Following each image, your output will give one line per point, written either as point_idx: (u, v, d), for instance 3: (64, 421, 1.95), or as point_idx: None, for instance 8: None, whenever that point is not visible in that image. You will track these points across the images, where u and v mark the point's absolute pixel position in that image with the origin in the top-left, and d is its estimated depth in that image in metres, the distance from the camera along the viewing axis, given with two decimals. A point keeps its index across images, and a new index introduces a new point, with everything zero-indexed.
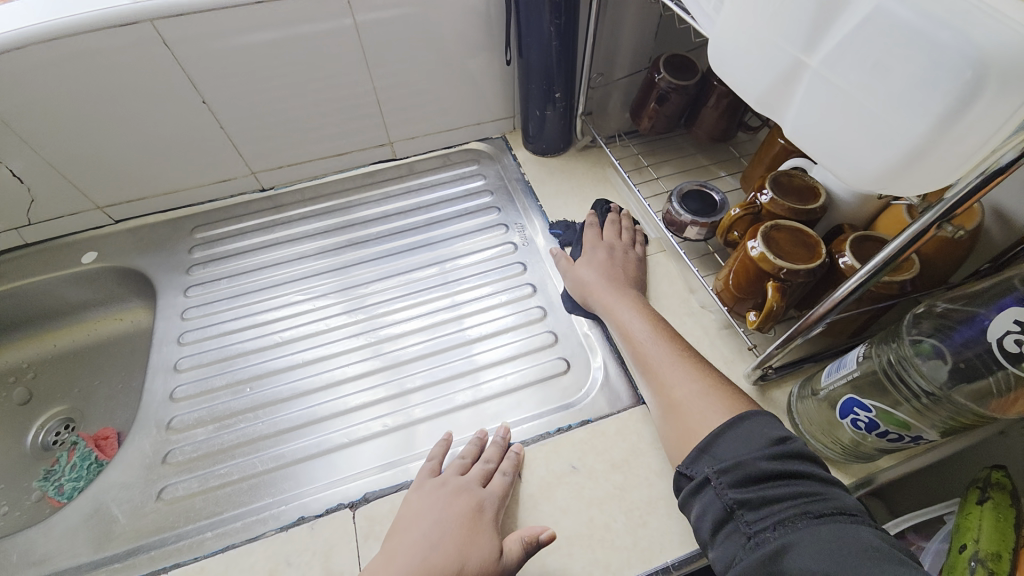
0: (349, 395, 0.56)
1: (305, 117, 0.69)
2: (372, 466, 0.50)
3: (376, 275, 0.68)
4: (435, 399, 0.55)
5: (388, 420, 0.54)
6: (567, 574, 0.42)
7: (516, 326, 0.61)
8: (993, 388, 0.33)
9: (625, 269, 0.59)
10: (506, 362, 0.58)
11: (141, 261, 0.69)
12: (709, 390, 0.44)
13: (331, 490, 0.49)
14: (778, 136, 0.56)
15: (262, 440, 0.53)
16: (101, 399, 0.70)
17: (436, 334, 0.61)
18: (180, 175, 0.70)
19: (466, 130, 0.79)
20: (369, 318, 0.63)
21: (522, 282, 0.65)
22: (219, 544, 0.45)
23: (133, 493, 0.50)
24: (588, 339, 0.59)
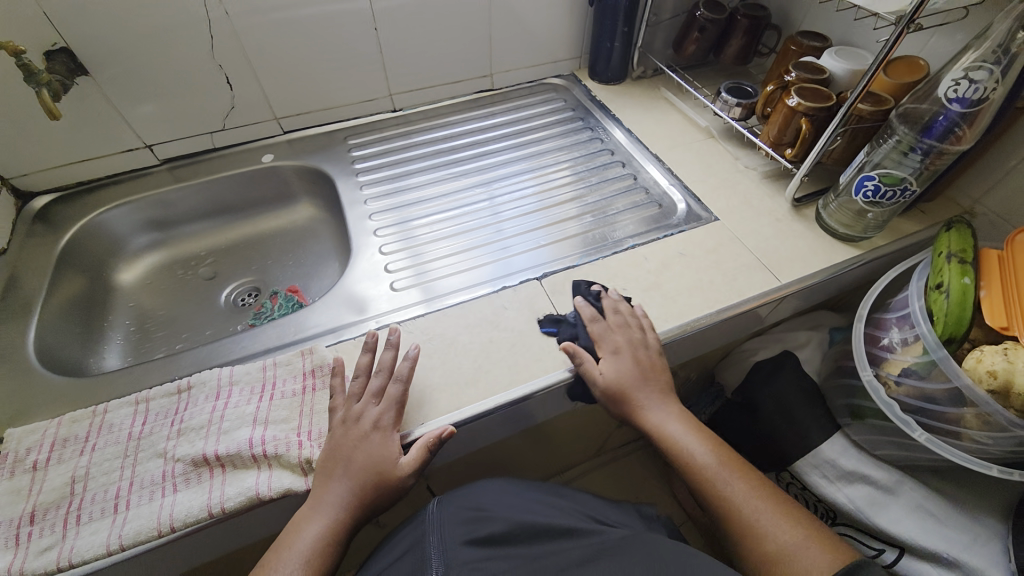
0: (500, 230, 0.77)
1: (439, 49, 0.90)
2: (535, 263, 0.70)
3: (433, 179, 0.86)
4: (470, 259, 0.72)
5: (424, 274, 0.70)
6: (691, 304, 0.65)
7: (537, 214, 0.79)
8: (947, 130, 0.59)
9: (652, 369, 0.59)
10: (524, 235, 0.76)
11: (311, 159, 0.88)
12: (809, 543, 0.49)
13: (511, 276, 0.69)
14: (791, 45, 0.83)
15: (447, 255, 0.73)
16: (278, 271, 0.88)
17: (469, 222, 0.78)
18: (338, 93, 0.89)
19: (547, 66, 1.02)
20: (414, 211, 0.81)
21: (545, 186, 0.84)
22: (450, 302, 0.65)
23: (370, 287, 0.69)
24: (599, 218, 0.78)
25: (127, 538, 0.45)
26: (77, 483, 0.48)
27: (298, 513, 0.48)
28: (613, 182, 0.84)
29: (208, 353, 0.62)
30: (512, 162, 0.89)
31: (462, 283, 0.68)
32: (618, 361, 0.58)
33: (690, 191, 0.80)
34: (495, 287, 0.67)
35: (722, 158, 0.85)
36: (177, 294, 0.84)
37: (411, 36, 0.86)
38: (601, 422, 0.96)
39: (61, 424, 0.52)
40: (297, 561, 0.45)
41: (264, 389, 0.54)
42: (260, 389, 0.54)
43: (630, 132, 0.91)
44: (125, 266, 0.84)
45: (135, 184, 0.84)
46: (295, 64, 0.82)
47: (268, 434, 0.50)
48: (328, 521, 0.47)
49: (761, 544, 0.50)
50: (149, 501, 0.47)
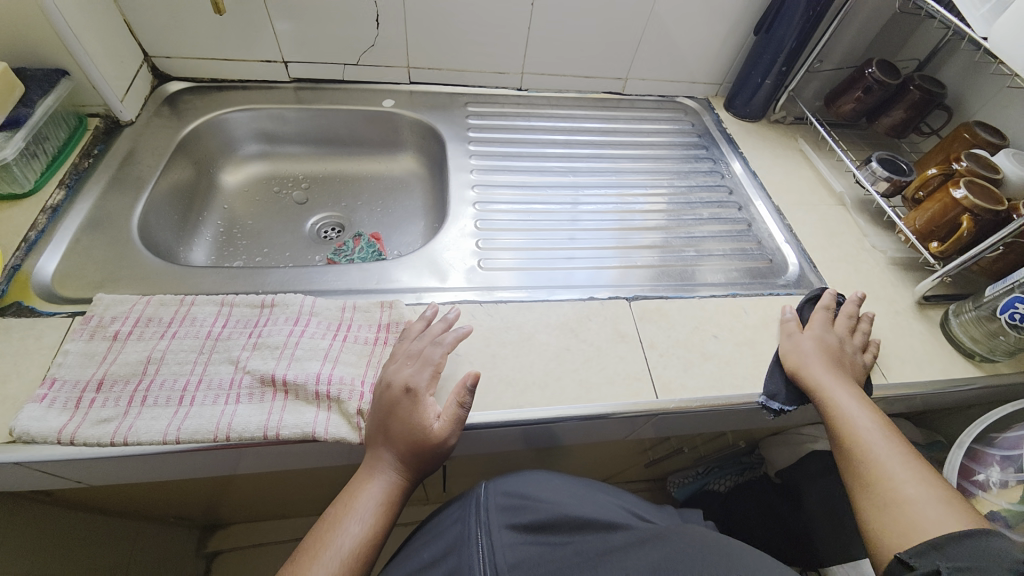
0: (588, 237, 0.74)
1: (583, 40, 0.87)
2: (621, 285, 0.67)
3: (513, 168, 0.83)
4: (526, 261, 0.69)
5: (484, 261, 0.68)
6: None
7: (613, 234, 0.76)
8: None
9: (847, 361, 0.57)
10: (593, 250, 0.72)
11: (429, 114, 0.87)
12: (946, 501, 0.43)
13: (596, 288, 0.66)
14: (964, 132, 0.75)
15: (537, 247, 0.71)
16: (364, 214, 0.88)
17: (543, 222, 0.75)
18: (474, 59, 0.88)
19: (682, 85, 0.97)
20: (489, 195, 0.78)
21: (635, 207, 0.80)
22: (530, 297, 0.64)
23: (457, 257, 0.68)
24: (681, 256, 0.73)
25: (184, 432, 0.45)
26: (150, 364, 0.49)
27: (357, 475, 0.48)
28: (723, 222, 0.79)
29: (291, 275, 0.62)
30: (609, 173, 0.86)
31: (520, 281, 0.65)
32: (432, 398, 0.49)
33: (806, 254, 0.74)
34: (550, 296, 0.64)
35: (850, 230, 0.78)
36: (269, 207, 0.86)
37: (562, 19, 0.83)
38: (630, 458, 0.92)
39: (148, 302, 0.54)
40: (358, 523, 0.44)
41: (340, 328, 0.54)
42: (336, 327, 0.54)
43: (755, 177, 0.85)
44: (230, 168, 0.87)
45: (261, 94, 0.85)
46: (444, 20, 0.81)
47: (335, 373, 0.50)
48: (366, 526, 0.44)
49: (876, 473, 0.47)
50: (212, 404, 0.47)
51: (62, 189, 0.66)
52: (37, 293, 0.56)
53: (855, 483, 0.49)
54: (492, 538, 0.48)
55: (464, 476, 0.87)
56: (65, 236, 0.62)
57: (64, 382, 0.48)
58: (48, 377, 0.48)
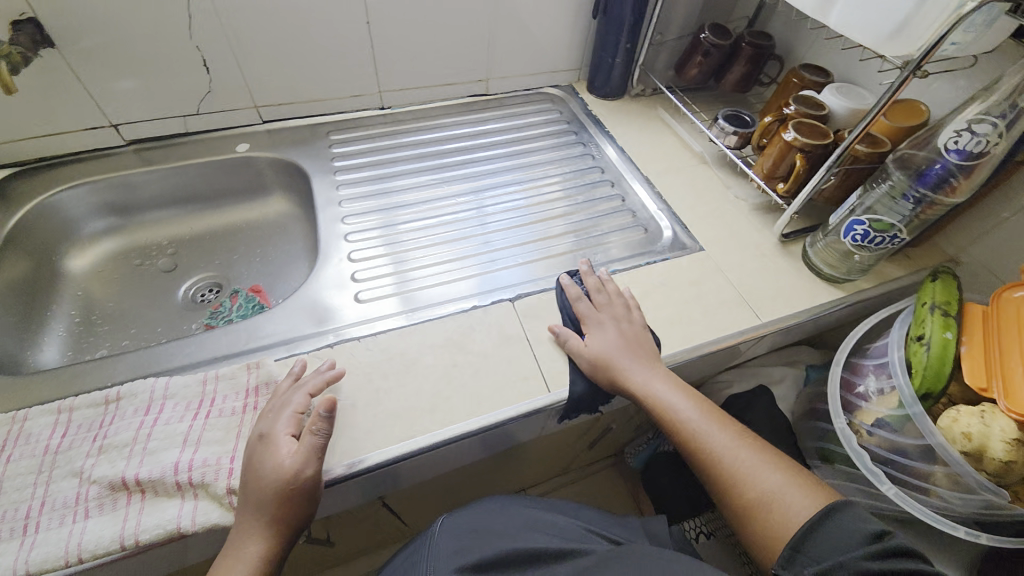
0: (491, 239, 0.73)
1: (433, 49, 0.86)
2: (528, 281, 0.67)
3: (405, 185, 0.81)
4: (443, 274, 0.67)
5: (405, 283, 0.66)
6: (669, 340, 0.62)
7: (527, 228, 0.76)
8: (946, 180, 0.56)
9: (649, 347, 0.59)
10: (510, 248, 0.72)
11: (289, 152, 0.83)
12: (790, 483, 0.49)
13: (502, 290, 0.65)
14: (793, 76, 0.80)
15: (438, 262, 0.69)
16: (243, 267, 0.83)
17: (449, 233, 0.74)
18: (326, 85, 0.84)
19: (544, 75, 0.98)
20: (392, 216, 0.76)
21: (531, 201, 0.80)
22: (440, 312, 0.62)
23: (332, 295, 0.64)
24: (586, 238, 0.75)
25: (27, 566, 0.40)
26: None
27: (219, 556, 0.43)
28: (600, 201, 0.81)
29: (149, 357, 0.57)
30: (500, 173, 0.85)
31: (443, 294, 0.64)
32: (601, 333, 0.58)
33: (679, 217, 0.77)
34: (476, 302, 0.63)
35: (714, 186, 0.82)
36: (134, 284, 0.79)
37: (405, 31, 0.82)
38: (569, 447, 0.93)
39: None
40: None
41: (203, 405, 0.50)
42: (198, 404, 0.50)
43: (624, 152, 0.87)
44: (78, 252, 0.79)
45: (95, 164, 0.77)
46: (280, 51, 0.77)
47: (197, 458, 0.46)
48: None
49: (739, 493, 0.50)
50: (59, 526, 0.42)
51: None
52: None
53: (719, 491, 0.51)
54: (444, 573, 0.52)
55: (409, 509, 0.85)
56: None
57: None
58: None
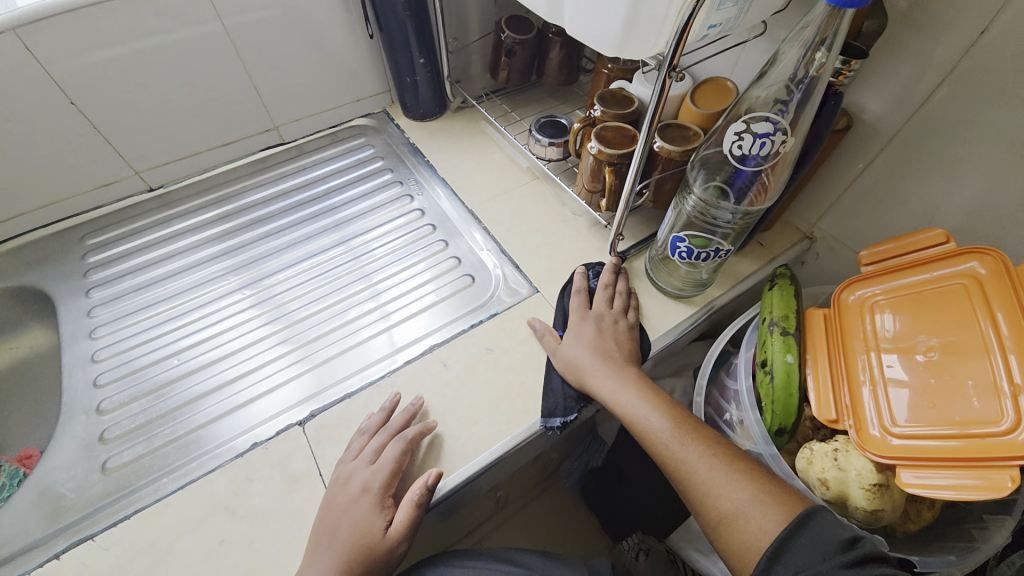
0: (385, 287, 0.66)
1: (187, 112, 0.71)
2: (429, 330, 0.61)
3: (226, 267, 0.69)
4: (287, 370, 0.58)
5: (248, 391, 0.57)
6: (495, 426, 0.53)
7: (384, 282, 0.66)
8: (750, 183, 0.48)
9: (618, 341, 0.54)
10: (362, 316, 0.63)
11: (31, 276, 0.67)
12: (759, 499, 0.40)
13: (406, 350, 0.59)
14: (603, 67, 0.70)
15: (329, 331, 0.62)
16: (13, 425, 0.68)
17: (332, 293, 0.66)
18: (55, 182, 0.67)
19: (347, 107, 0.85)
20: (216, 309, 0.65)
21: (420, 232, 0.72)
22: (355, 386, 0.56)
23: (76, 470, 0.51)
24: (453, 279, 0.66)
25: None
26: None
27: None
28: (418, 254, 0.69)
29: None
30: (375, 211, 0.75)
31: (295, 393, 0.56)
32: (579, 330, 0.55)
33: (508, 255, 0.67)
34: (323, 402, 0.55)
35: (546, 206, 0.72)
36: None
37: (134, 99, 0.66)
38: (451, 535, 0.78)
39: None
40: None
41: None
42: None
43: (445, 185, 0.76)
44: None
45: None
46: None
47: None
48: None
49: (705, 513, 0.42)
50: None
51: None
52: None
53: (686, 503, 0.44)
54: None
55: None
56: None
57: None
58: None
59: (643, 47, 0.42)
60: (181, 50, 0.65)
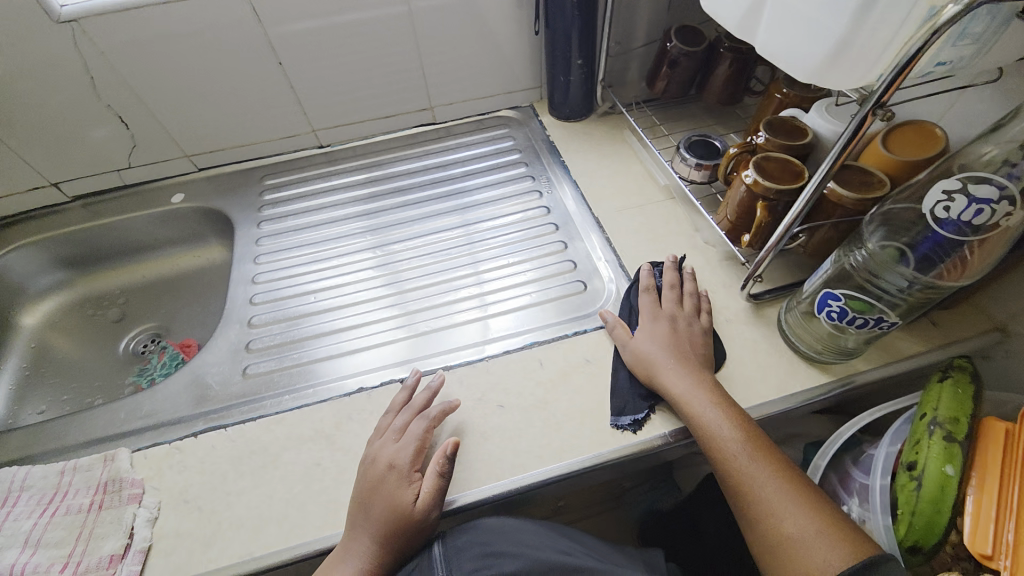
0: (488, 278, 0.68)
1: (363, 83, 0.79)
2: (520, 330, 0.61)
3: (362, 227, 0.77)
4: (396, 330, 0.63)
5: (362, 339, 0.63)
6: (578, 439, 0.51)
7: (494, 271, 0.69)
8: (947, 253, 0.40)
9: (692, 342, 0.54)
10: (463, 300, 0.65)
11: (221, 201, 0.81)
12: (825, 530, 0.40)
13: (495, 343, 0.60)
14: (776, 91, 0.64)
15: (430, 307, 0.65)
16: (184, 318, 0.83)
17: (440, 272, 0.69)
18: (253, 127, 0.80)
19: (498, 97, 0.88)
20: (352, 261, 0.72)
21: (534, 232, 0.73)
22: (442, 364, 0.59)
23: (222, 368, 0.61)
24: (560, 282, 0.66)
25: None
26: None
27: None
28: (536, 250, 0.70)
29: (31, 436, 0.56)
30: (498, 202, 0.78)
31: (397, 353, 0.60)
32: (645, 330, 0.55)
33: (626, 271, 0.65)
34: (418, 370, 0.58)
35: (677, 228, 0.68)
36: (85, 337, 0.82)
37: (325, 66, 0.76)
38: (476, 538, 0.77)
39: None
40: None
41: (54, 499, 0.49)
42: (49, 497, 0.49)
43: (577, 189, 0.75)
44: (29, 309, 0.81)
45: (40, 221, 0.80)
46: (198, 101, 0.74)
47: (30, 562, 0.45)
48: None
49: (765, 526, 0.42)
50: None
51: None
52: None
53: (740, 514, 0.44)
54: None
55: None
56: None
57: None
58: None
59: (848, 81, 0.39)
60: (373, 27, 0.73)
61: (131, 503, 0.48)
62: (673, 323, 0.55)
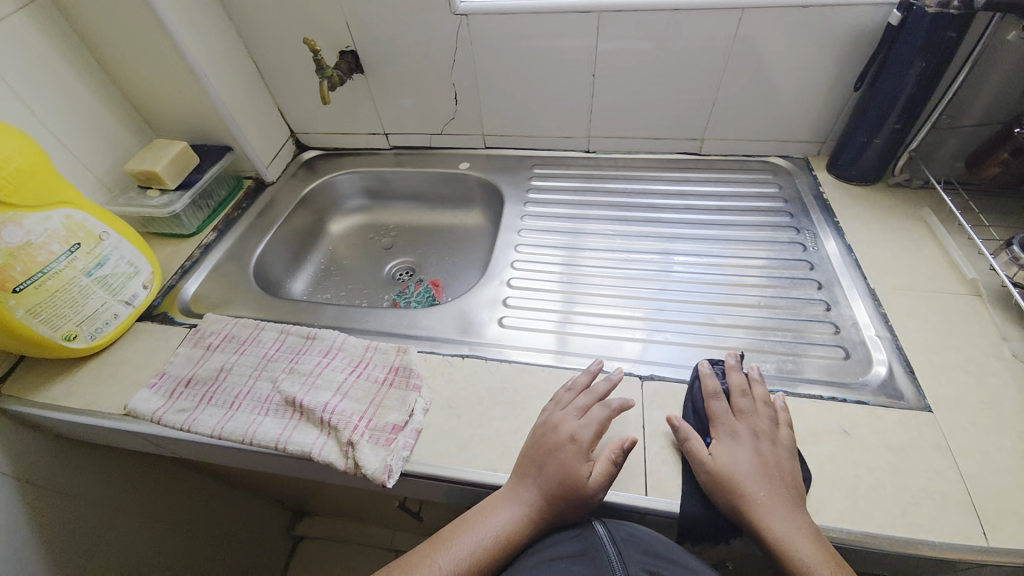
0: (666, 308, 0.69)
1: (653, 104, 0.85)
2: (684, 364, 0.62)
3: (561, 228, 0.84)
4: (609, 327, 0.67)
5: (579, 325, 0.68)
6: (824, 505, 0.49)
7: (702, 306, 0.69)
8: None
9: (794, 478, 0.48)
10: (683, 325, 0.67)
11: (497, 177, 0.94)
12: None
13: (653, 365, 0.62)
14: None
15: (603, 314, 0.69)
16: (436, 262, 0.99)
17: (625, 288, 0.73)
18: (542, 123, 0.92)
19: (773, 143, 0.88)
20: (585, 256, 0.79)
21: (737, 280, 0.72)
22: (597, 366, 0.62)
23: (484, 312, 0.71)
24: (791, 341, 0.63)
25: (225, 432, 0.57)
26: (220, 372, 0.63)
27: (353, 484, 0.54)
28: (790, 301, 0.68)
29: (343, 313, 0.73)
30: (712, 241, 0.79)
31: (584, 347, 0.65)
32: (741, 446, 0.50)
33: (902, 354, 0.59)
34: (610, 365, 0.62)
35: (977, 329, 0.60)
36: (363, 253, 1.02)
37: (629, 84, 0.83)
38: None
39: (236, 323, 0.69)
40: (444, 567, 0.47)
41: (359, 365, 0.63)
42: (356, 362, 0.63)
43: (850, 253, 0.71)
44: (337, 219, 1.05)
45: (367, 158, 1.03)
46: (515, 93, 0.88)
47: (338, 406, 0.58)
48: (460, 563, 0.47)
49: None
50: (252, 413, 0.58)
51: (214, 232, 0.86)
52: (179, 314, 0.75)
53: None
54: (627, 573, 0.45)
55: None
56: (204, 273, 0.81)
57: (169, 376, 0.64)
58: (162, 370, 0.65)
59: None
60: (687, 59, 0.78)
61: (413, 390, 0.59)
62: (743, 438, 0.51)
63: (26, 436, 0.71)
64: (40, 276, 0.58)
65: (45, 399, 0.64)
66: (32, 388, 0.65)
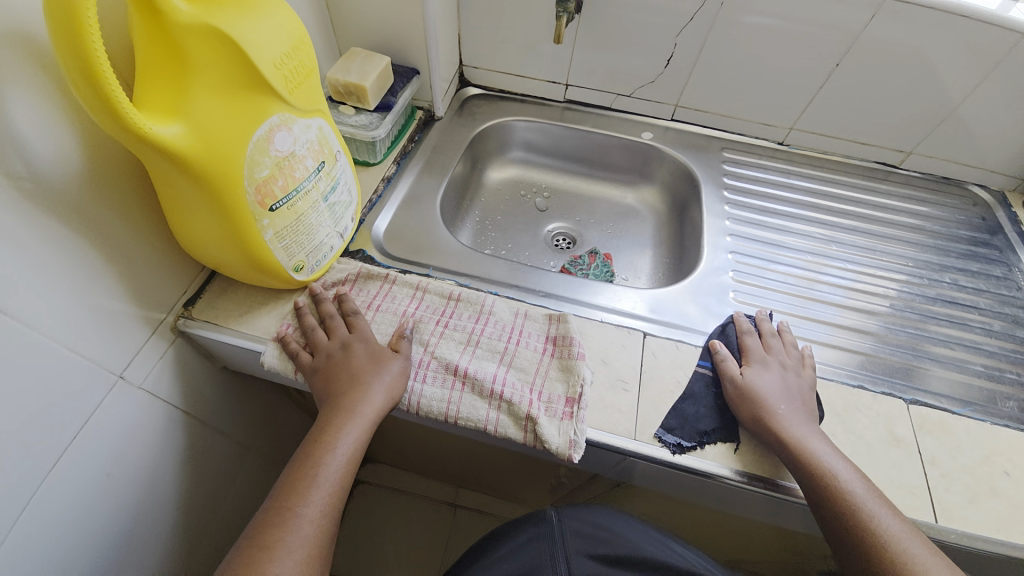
0: (766, 297, 0.70)
1: (876, 108, 0.82)
2: None
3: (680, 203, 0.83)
4: (814, 333, 0.66)
5: (788, 325, 0.66)
6: None
7: (795, 299, 0.70)
8: None
9: (807, 403, 0.54)
10: (778, 313, 0.68)
11: (686, 154, 0.89)
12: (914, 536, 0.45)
13: None
14: None
15: (709, 293, 0.70)
16: (597, 232, 0.93)
17: (728, 269, 0.74)
18: (745, 106, 0.87)
19: (977, 172, 0.86)
20: (773, 253, 0.77)
21: (834, 281, 0.74)
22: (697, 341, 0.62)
23: (714, 303, 0.69)
24: (909, 353, 0.65)
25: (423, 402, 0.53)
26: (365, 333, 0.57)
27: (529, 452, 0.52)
28: (984, 333, 0.69)
29: (558, 280, 0.67)
30: (824, 240, 0.79)
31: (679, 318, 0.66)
32: (773, 373, 0.56)
33: None
34: None
35: None
36: (515, 208, 0.95)
37: (865, 82, 0.79)
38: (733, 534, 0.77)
39: (359, 272, 0.62)
40: (298, 551, 0.41)
41: (512, 332, 0.58)
42: (510, 330, 0.58)
43: None
44: (495, 167, 0.97)
45: (535, 107, 0.95)
46: (735, 69, 0.82)
47: (507, 377, 0.54)
48: (311, 540, 0.42)
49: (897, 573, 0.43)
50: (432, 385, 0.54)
51: (394, 165, 0.78)
52: (374, 252, 0.67)
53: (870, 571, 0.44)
54: (571, 564, 0.57)
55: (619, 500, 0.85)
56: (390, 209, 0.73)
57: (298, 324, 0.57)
58: (285, 319, 0.57)
59: None
60: (939, 69, 0.75)
61: (578, 359, 0.55)
62: (766, 374, 0.56)
63: (204, 369, 0.63)
64: (296, 194, 0.51)
65: (251, 330, 0.57)
66: (233, 312, 0.58)
